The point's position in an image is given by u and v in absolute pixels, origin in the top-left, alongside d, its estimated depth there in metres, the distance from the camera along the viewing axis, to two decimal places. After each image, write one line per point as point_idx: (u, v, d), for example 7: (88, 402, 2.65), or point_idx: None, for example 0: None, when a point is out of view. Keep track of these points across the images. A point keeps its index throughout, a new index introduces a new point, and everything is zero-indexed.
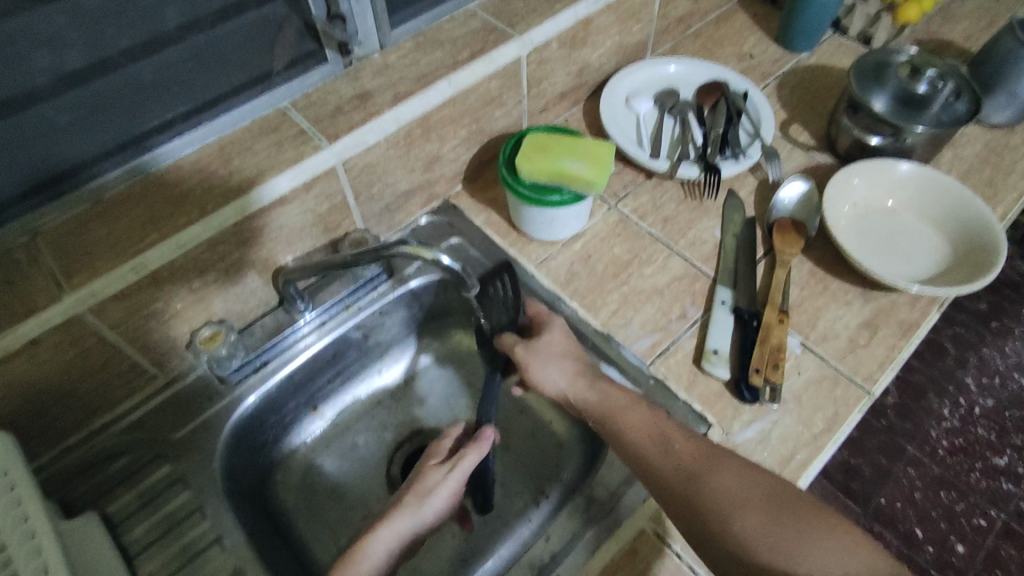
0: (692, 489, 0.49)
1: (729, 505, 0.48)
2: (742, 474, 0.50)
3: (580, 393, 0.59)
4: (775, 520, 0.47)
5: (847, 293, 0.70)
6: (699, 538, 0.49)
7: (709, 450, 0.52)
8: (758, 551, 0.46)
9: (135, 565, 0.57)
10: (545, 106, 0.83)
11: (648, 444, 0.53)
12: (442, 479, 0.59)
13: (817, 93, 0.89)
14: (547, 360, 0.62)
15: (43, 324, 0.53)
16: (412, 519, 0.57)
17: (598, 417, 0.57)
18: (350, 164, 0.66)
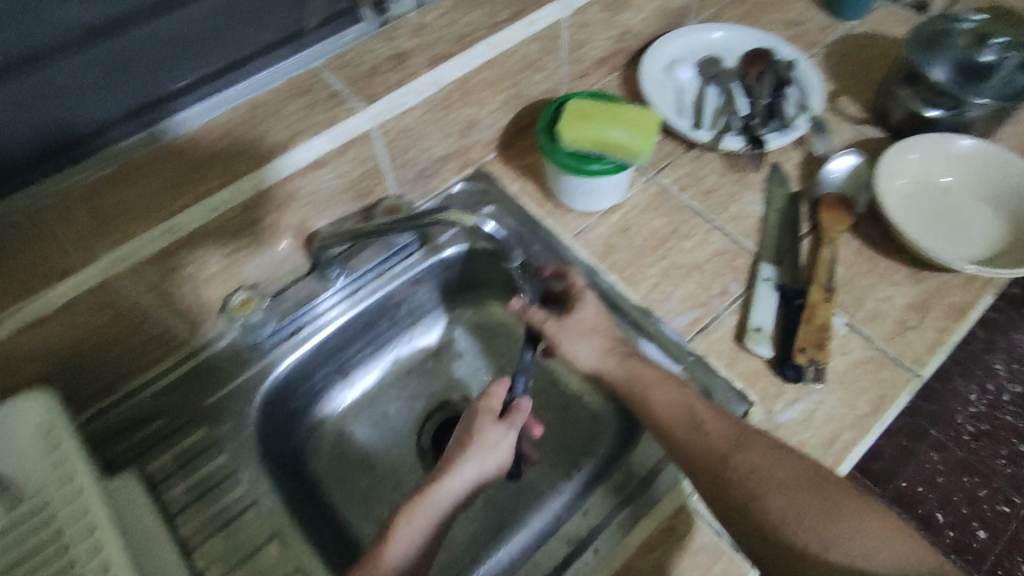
0: (722, 469, 0.48)
1: (760, 486, 0.47)
2: (774, 455, 0.48)
3: (612, 368, 0.58)
4: (805, 501, 0.46)
5: (896, 272, 0.68)
6: (727, 514, 0.48)
7: (739, 428, 0.50)
8: (786, 531, 0.45)
9: (175, 524, 0.57)
10: (584, 72, 0.80)
11: (676, 421, 0.52)
12: (501, 437, 0.59)
13: (869, 63, 0.85)
14: (579, 336, 0.61)
15: (79, 286, 0.51)
16: (474, 474, 0.57)
17: (630, 393, 0.56)
18: (387, 128, 0.63)
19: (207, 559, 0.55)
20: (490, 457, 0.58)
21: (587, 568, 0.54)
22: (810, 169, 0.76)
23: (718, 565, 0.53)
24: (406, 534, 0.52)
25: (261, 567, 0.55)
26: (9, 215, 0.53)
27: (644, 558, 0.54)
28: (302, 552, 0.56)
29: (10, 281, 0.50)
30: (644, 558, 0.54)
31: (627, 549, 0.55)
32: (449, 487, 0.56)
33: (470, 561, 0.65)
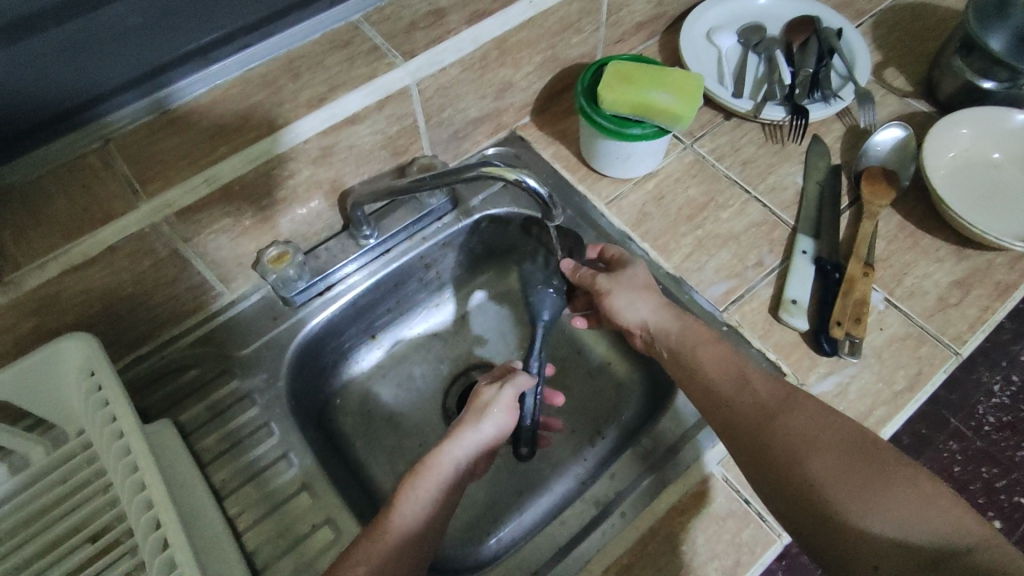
0: (764, 427, 0.47)
1: (800, 446, 0.44)
2: (822, 418, 0.45)
3: (663, 323, 0.57)
4: (852, 464, 0.42)
5: (939, 249, 0.66)
6: (766, 476, 0.46)
7: (788, 390, 0.48)
8: (827, 492, 0.42)
9: (207, 472, 0.58)
10: (622, 37, 0.78)
11: (723, 378, 0.51)
12: (496, 394, 0.57)
13: (919, 34, 0.82)
14: (632, 291, 0.60)
15: (121, 230, 0.53)
16: (477, 434, 0.54)
17: (678, 348, 0.56)
18: (424, 85, 0.62)
19: (240, 507, 0.56)
20: (490, 415, 0.55)
21: (615, 530, 0.54)
22: (852, 141, 0.74)
23: (746, 531, 0.53)
24: (413, 497, 0.50)
25: (291, 516, 0.56)
26: (46, 165, 0.51)
27: (672, 522, 0.54)
28: (331, 504, 0.56)
29: (53, 222, 0.50)
30: (672, 522, 0.54)
31: (655, 512, 0.55)
32: (455, 451, 0.53)
33: (494, 520, 0.65)
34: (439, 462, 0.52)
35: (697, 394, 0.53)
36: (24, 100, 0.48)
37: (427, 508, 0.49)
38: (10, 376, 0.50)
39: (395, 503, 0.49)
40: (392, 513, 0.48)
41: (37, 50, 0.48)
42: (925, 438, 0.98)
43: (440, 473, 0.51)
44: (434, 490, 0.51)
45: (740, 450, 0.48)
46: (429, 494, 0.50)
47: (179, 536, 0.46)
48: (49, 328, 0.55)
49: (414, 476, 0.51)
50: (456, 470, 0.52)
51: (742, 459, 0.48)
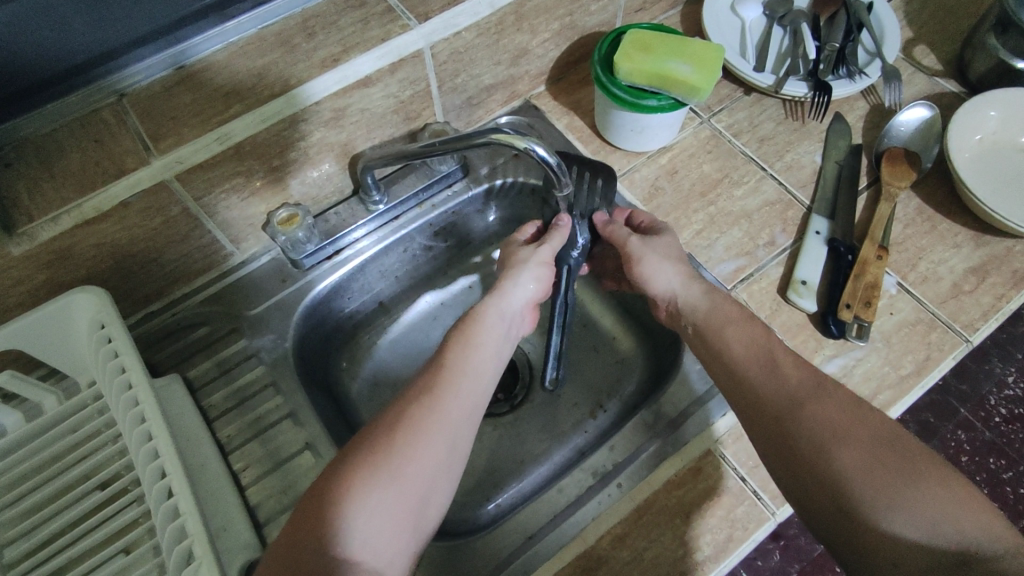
0: (792, 414, 0.45)
1: (828, 435, 0.43)
2: (853, 409, 0.44)
3: (692, 297, 0.57)
4: (880, 459, 0.41)
5: (956, 235, 0.65)
6: (787, 465, 0.44)
7: (819, 379, 0.47)
8: (851, 486, 0.40)
9: (214, 427, 0.59)
10: (642, 5, 0.76)
11: (753, 360, 0.50)
12: (531, 253, 0.61)
13: (952, 10, 0.79)
14: (663, 259, 0.59)
15: (134, 185, 0.53)
16: (516, 291, 0.58)
17: (704, 324, 0.55)
18: (438, 49, 0.61)
19: (245, 463, 0.57)
20: (526, 270, 0.60)
21: (611, 500, 0.55)
22: (874, 121, 0.72)
23: (740, 508, 0.54)
24: (467, 343, 0.52)
25: (294, 473, 0.57)
26: (59, 119, 0.51)
27: (667, 495, 0.55)
28: None
29: (67, 175, 0.51)
30: (668, 495, 0.55)
31: (651, 485, 0.55)
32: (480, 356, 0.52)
33: (493, 486, 0.66)
34: (490, 310, 0.56)
35: (723, 375, 0.52)
36: (39, 52, 0.48)
37: (480, 351, 0.52)
38: (25, 326, 0.51)
39: (444, 369, 0.49)
40: (443, 374, 0.49)
41: (55, 2, 0.47)
42: (930, 427, 0.97)
43: (490, 325, 0.55)
44: (487, 331, 0.54)
45: (762, 436, 0.47)
46: (477, 361, 0.51)
47: (183, 486, 0.47)
48: (62, 280, 0.56)
49: (466, 324, 0.54)
50: (503, 317, 0.56)
51: (762, 443, 0.47)
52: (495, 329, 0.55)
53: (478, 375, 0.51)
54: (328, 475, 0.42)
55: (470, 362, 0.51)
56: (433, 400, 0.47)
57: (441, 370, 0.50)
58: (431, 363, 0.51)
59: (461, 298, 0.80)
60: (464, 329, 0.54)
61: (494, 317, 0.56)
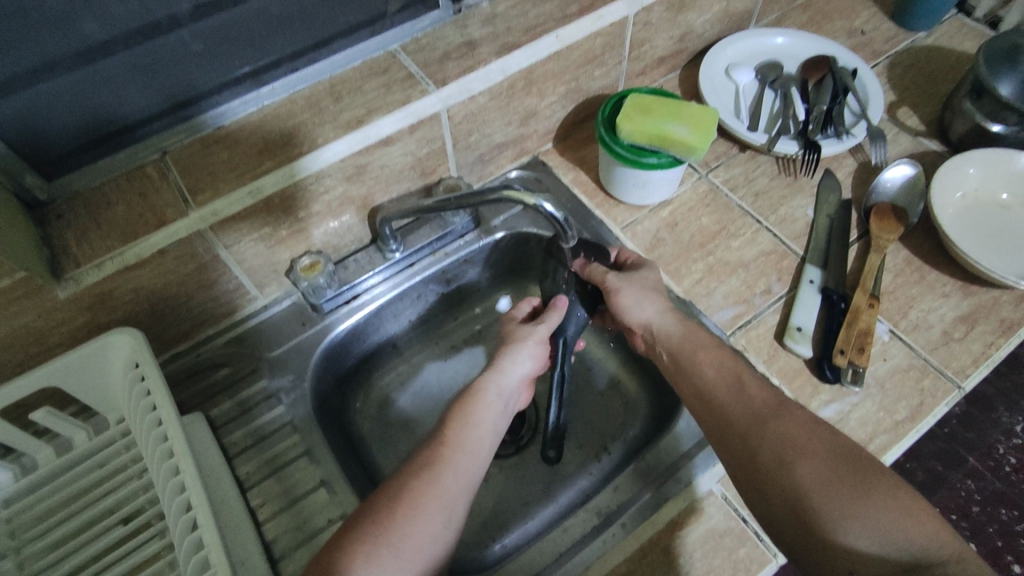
0: (755, 433, 0.49)
1: (790, 450, 0.47)
2: (812, 426, 0.48)
3: (667, 325, 0.60)
4: (836, 472, 0.45)
5: (945, 285, 0.68)
6: (754, 480, 0.48)
7: (780, 400, 0.51)
8: (811, 497, 0.44)
9: (233, 464, 0.61)
10: (643, 70, 0.82)
11: (721, 383, 0.54)
12: (531, 331, 0.63)
13: (933, 75, 0.85)
14: (641, 291, 0.63)
15: (171, 235, 0.57)
16: (516, 368, 0.60)
17: (677, 350, 0.58)
18: (454, 111, 0.67)
19: (261, 499, 0.59)
20: (526, 345, 0.62)
21: (615, 540, 0.57)
22: (863, 178, 0.76)
23: (742, 550, 0.55)
24: (467, 417, 0.55)
25: (309, 509, 0.59)
26: (107, 175, 0.56)
27: (670, 535, 0.57)
28: (346, 503, 0.58)
29: (112, 226, 0.55)
30: (670, 535, 0.56)
31: (654, 525, 0.57)
32: (487, 413, 0.56)
33: (500, 527, 0.67)
34: (488, 386, 0.58)
35: (693, 398, 0.55)
36: (81, 120, 0.53)
37: (480, 424, 0.55)
38: (63, 364, 0.55)
39: (448, 435, 0.53)
40: (444, 450, 0.52)
41: (103, 77, 0.53)
42: (937, 475, 0.98)
43: (490, 397, 0.57)
44: (487, 408, 0.56)
45: (729, 455, 0.51)
46: (482, 424, 0.55)
47: (207, 517, 0.49)
48: (101, 322, 0.59)
49: (469, 400, 0.56)
50: (503, 395, 0.58)
51: (729, 460, 0.51)
52: (494, 407, 0.57)
53: (476, 448, 0.53)
54: (335, 548, 0.45)
55: (470, 436, 0.53)
56: (434, 474, 0.50)
57: (443, 446, 0.52)
58: (433, 437, 0.54)
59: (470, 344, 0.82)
60: (464, 405, 0.56)
61: (492, 392, 0.58)
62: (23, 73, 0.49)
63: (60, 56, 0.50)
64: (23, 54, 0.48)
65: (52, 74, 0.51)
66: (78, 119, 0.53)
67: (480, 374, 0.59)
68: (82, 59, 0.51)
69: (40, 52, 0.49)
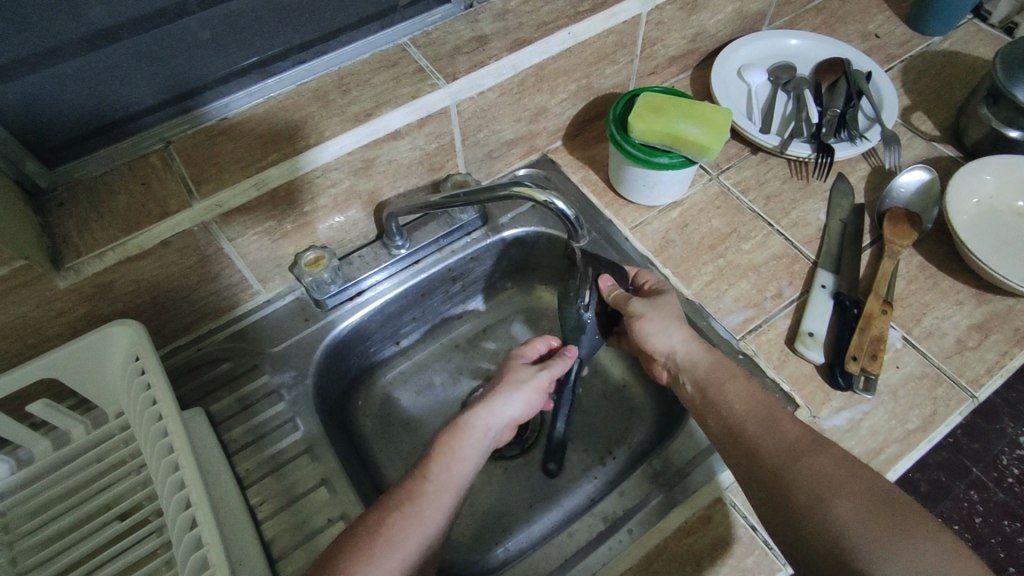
0: (786, 466, 0.49)
1: (825, 488, 0.46)
2: (849, 464, 0.47)
3: (694, 355, 0.59)
4: (876, 514, 0.44)
5: (959, 292, 0.67)
6: (788, 517, 0.48)
7: (814, 433, 0.50)
8: (849, 538, 0.44)
9: (233, 461, 0.60)
10: (655, 69, 0.81)
11: (751, 414, 0.53)
12: (532, 375, 0.61)
13: (947, 80, 0.84)
14: (666, 319, 0.61)
15: (175, 226, 0.56)
16: (506, 409, 0.58)
17: (704, 381, 0.57)
18: (463, 106, 0.66)
19: (261, 496, 0.58)
20: (522, 390, 0.60)
21: (622, 546, 0.55)
22: (876, 182, 0.75)
23: (751, 558, 0.54)
24: (448, 454, 0.53)
25: (309, 509, 0.57)
26: (111, 163, 0.55)
27: (677, 541, 0.55)
28: (347, 501, 0.57)
29: (114, 215, 0.54)
30: (678, 542, 0.55)
31: (661, 532, 0.56)
32: (468, 448, 0.54)
33: (502, 531, 0.66)
34: (476, 421, 0.56)
35: (719, 427, 0.55)
36: (86, 107, 0.52)
37: (464, 462, 0.53)
38: (63, 356, 0.54)
39: (433, 472, 0.52)
40: (425, 487, 0.51)
41: (110, 63, 0.52)
42: (942, 485, 0.97)
43: (476, 433, 0.55)
44: (473, 446, 0.54)
45: (758, 488, 0.50)
46: (463, 461, 0.53)
47: (207, 516, 0.48)
48: (100, 314, 0.58)
49: (454, 432, 0.55)
50: (490, 433, 0.56)
51: (758, 493, 0.50)
52: (478, 444, 0.55)
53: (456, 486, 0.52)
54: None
55: (451, 473, 0.52)
56: (414, 509, 0.49)
57: (424, 480, 0.51)
58: (414, 470, 0.53)
59: (475, 344, 0.81)
60: (449, 439, 0.54)
61: (480, 427, 0.56)
62: (29, 58, 0.48)
63: (66, 41, 0.49)
64: (29, 39, 0.47)
65: (60, 58, 0.49)
66: (80, 106, 0.52)
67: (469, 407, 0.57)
68: (88, 44, 0.50)
69: (45, 36, 0.48)
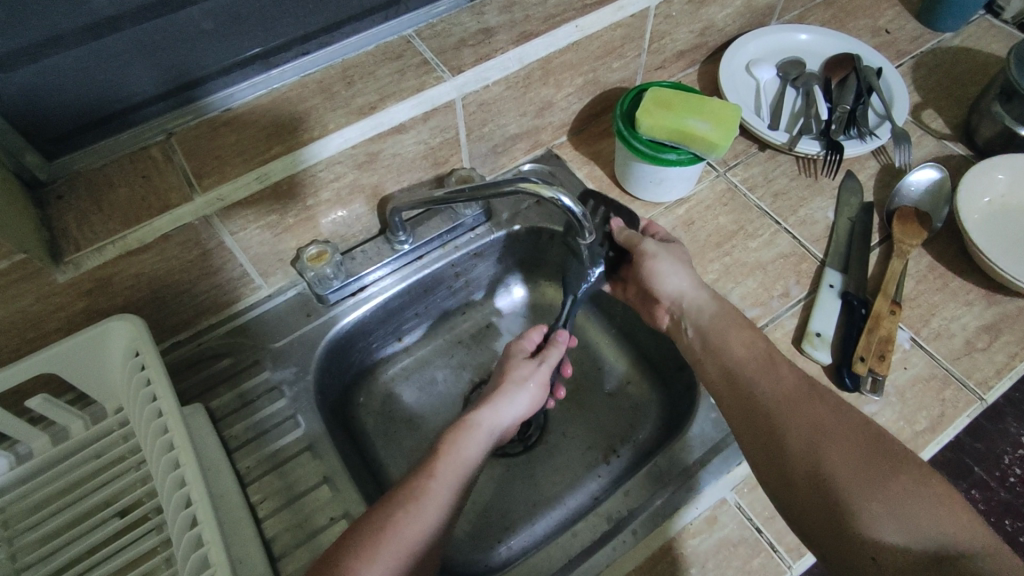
0: (782, 412, 0.50)
1: (819, 433, 0.48)
2: (842, 414, 0.49)
3: (699, 300, 0.61)
4: (865, 457, 0.46)
5: (968, 293, 0.66)
6: (779, 459, 0.49)
7: (811, 384, 0.52)
8: (838, 477, 0.45)
9: (233, 458, 0.59)
10: (662, 64, 0.80)
11: (750, 362, 0.55)
12: (532, 371, 0.63)
13: (958, 77, 0.83)
14: (676, 262, 0.63)
15: (176, 220, 0.55)
16: (511, 408, 0.60)
17: (706, 328, 0.59)
18: (469, 100, 0.65)
19: (262, 494, 0.58)
20: (524, 388, 0.61)
21: (626, 546, 0.55)
22: (886, 181, 0.74)
23: (756, 560, 0.54)
24: (454, 448, 0.55)
25: (310, 507, 0.57)
26: (112, 156, 0.55)
27: (682, 543, 0.55)
28: (349, 499, 0.57)
29: (114, 208, 0.53)
30: (684, 543, 0.55)
31: (666, 532, 0.56)
32: (473, 442, 0.56)
33: (505, 528, 0.66)
34: (483, 421, 0.58)
35: (718, 374, 0.56)
36: (87, 99, 0.52)
37: (469, 458, 0.54)
38: (62, 351, 0.53)
39: (438, 471, 0.52)
40: (431, 483, 0.51)
41: (114, 53, 0.51)
42: None
43: (482, 432, 0.57)
44: (479, 444, 0.56)
45: (751, 432, 0.52)
46: (468, 457, 0.54)
47: (207, 514, 0.47)
48: (100, 308, 0.58)
49: (461, 432, 0.56)
50: (494, 432, 0.58)
51: (750, 439, 0.52)
52: (483, 442, 0.57)
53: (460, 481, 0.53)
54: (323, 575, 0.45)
55: (456, 467, 0.53)
56: (420, 505, 0.49)
57: (429, 478, 0.52)
58: (421, 464, 0.53)
59: (478, 340, 0.81)
60: (453, 437, 0.56)
61: (485, 426, 0.58)
62: (27, 47, 0.47)
63: (65, 30, 0.48)
64: (30, 28, 0.46)
65: (59, 48, 0.48)
66: (81, 97, 0.51)
67: (474, 407, 0.59)
68: (90, 33, 0.49)
69: (46, 25, 0.47)
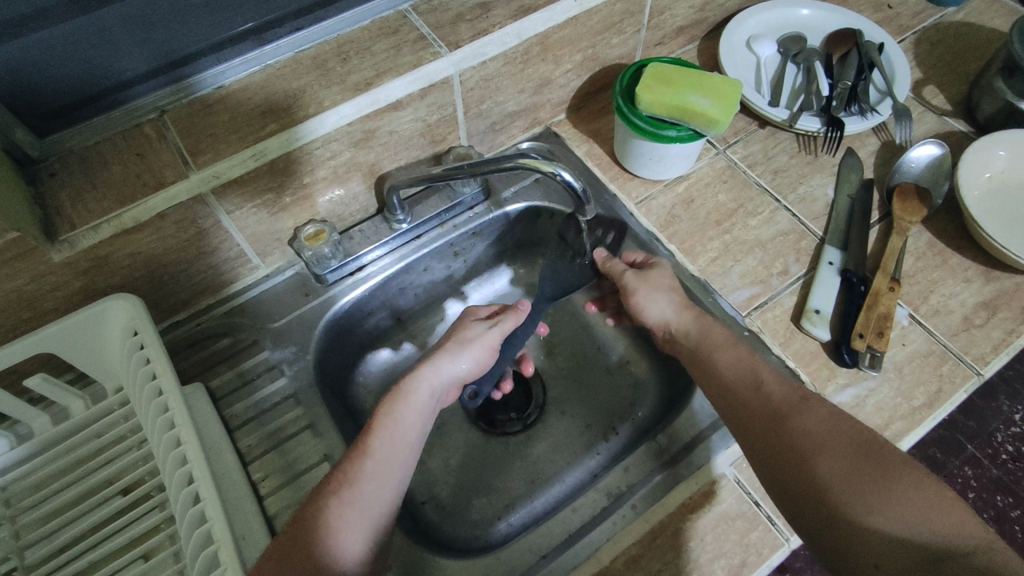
0: (773, 426, 0.49)
1: (810, 446, 0.46)
2: (834, 422, 0.47)
3: (684, 325, 0.59)
4: (857, 467, 0.44)
5: (967, 269, 0.66)
6: (775, 473, 0.47)
7: (801, 393, 0.50)
8: (833, 491, 0.44)
9: (235, 437, 0.60)
10: (661, 40, 0.79)
11: (739, 376, 0.53)
12: (481, 332, 0.59)
13: (961, 52, 0.82)
14: (656, 289, 0.62)
15: (171, 199, 0.54)
16: (452, 367, 0.57)
17: (695, 350, 0.57)
18: (467, 76, 0.64)
19: (264, 472, 0.58)
20: (467, 348, 0.58)
21: (625, 521, 0.56)
22: (886, 158, 0.74)
23: (754, 533, 0.55)
24: (387, 420, 0.51)
25: (312, 484, 0.57)
26: (104, 134, 0.54)
27: (681, 518, 0.56)
28: None
29: (108, 187, 0.53)
30: (682, 518, 0.56)
31: (666, 507, 0.56)
32: (409, 411, 0.53)
33: (504, 506, 0.66)
34: (418, 384, 0.54)
35: (711, 388, 0.55)
36: (76, 76, 0.51)
37: (406, 431, 0.52)
38: (62, 329, 0.53)
39: (371, 446, 0.50)
40: (365, 462, 0.49)
41: (107, 26, 0.50)
42: (937, 462, 0.97)
43: (418, 396, 0.54)
44: (413, 412, 0.53)
45: (748, 445, 0.50)
46: (403, 434, 0.51)
47: (210, 490, 0.48)
48: (97, 288, 0.57)
49: (393, 401, 0.53)
50: (431, 395, 0.55)
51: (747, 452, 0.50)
52: (418, 408, 0.53)
53: (398, 456, 0.50)
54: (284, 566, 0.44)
55: (392, 440, 0.50)
56: (353, 489, 0.47)
57: (363, 454, 0.49)
58: (357, 441, 0.51)
59: None
60: (389, 401, 0.53)
61: (422, 390, 0.54)
62: (14, 19, 0.46)
63: (53, 2, 0.47)
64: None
65: (47, 21, 0.47)
66: (70, 70, 0.50)
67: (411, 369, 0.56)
68: (77, 5, 0.48)
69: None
